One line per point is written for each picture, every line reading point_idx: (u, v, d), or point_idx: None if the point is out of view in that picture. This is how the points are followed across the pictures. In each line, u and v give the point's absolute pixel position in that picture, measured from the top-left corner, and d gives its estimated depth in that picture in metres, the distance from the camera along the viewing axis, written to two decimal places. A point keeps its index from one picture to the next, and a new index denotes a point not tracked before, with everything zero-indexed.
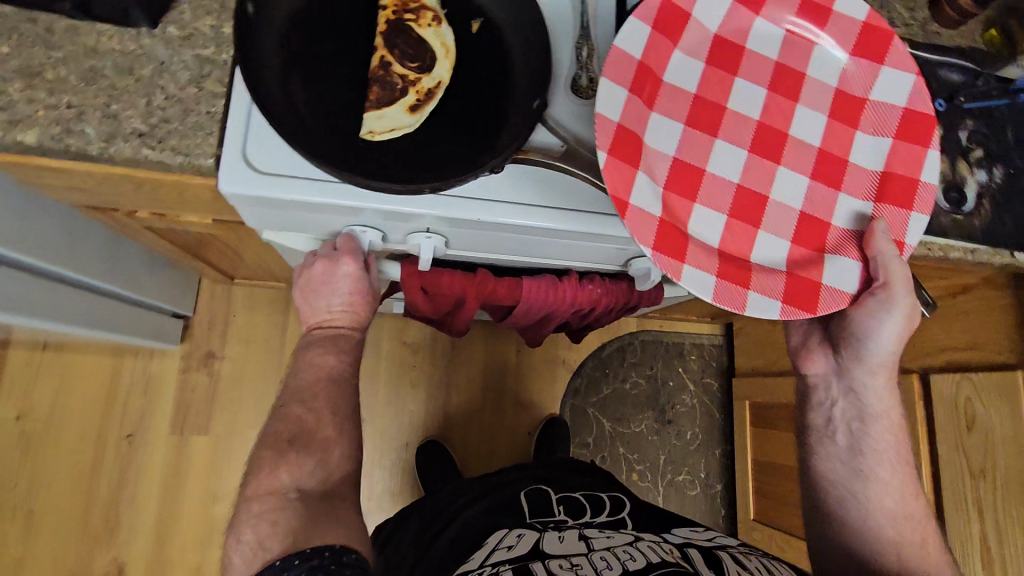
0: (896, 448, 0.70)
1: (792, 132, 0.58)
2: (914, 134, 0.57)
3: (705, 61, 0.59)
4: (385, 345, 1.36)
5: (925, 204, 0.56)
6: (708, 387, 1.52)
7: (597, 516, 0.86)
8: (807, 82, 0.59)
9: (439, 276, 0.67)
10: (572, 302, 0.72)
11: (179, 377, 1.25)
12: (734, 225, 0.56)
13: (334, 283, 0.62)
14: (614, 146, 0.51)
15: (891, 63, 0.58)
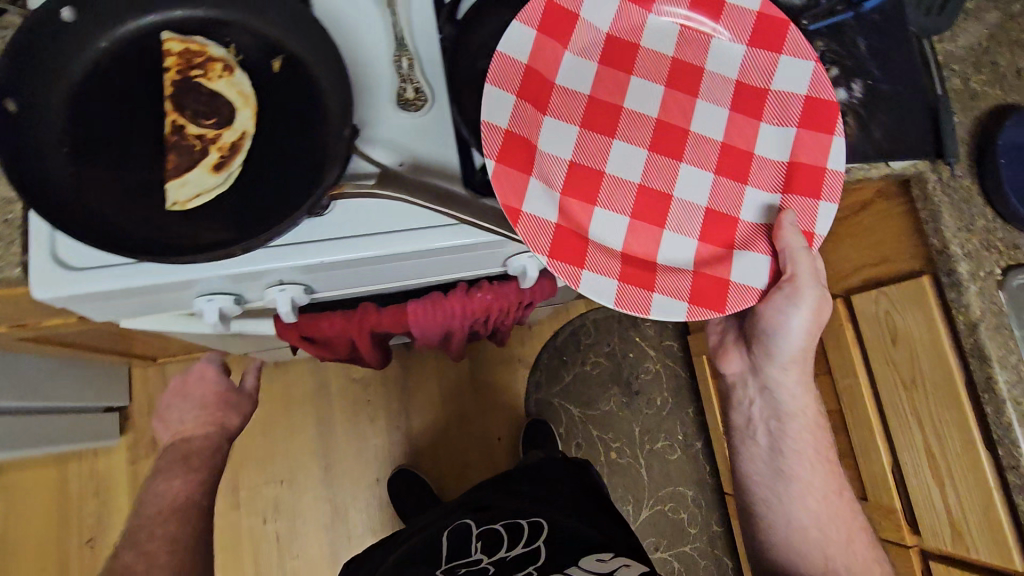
0: (816, 447, 0.76)
1: (694, 127, 0.62)
2: (817, 121, 0.61)
3: (601, 62, 0.62)
4: (334, 386, 1.33)
5: (833, 192, 0.60)
6: (670, 349, 1.50)
7: (511, 551, 0.94)
8: (704, 76, 0.63)
9: (316, 321, 0.66)
10: (462, 313, 0.70)
11: (129, 470, 1.21)
12: (639, 224, 0.60)
13: (187, 392, 0.75)
14: (502, 157, 0.55)
15: (787, 52, 0.62)
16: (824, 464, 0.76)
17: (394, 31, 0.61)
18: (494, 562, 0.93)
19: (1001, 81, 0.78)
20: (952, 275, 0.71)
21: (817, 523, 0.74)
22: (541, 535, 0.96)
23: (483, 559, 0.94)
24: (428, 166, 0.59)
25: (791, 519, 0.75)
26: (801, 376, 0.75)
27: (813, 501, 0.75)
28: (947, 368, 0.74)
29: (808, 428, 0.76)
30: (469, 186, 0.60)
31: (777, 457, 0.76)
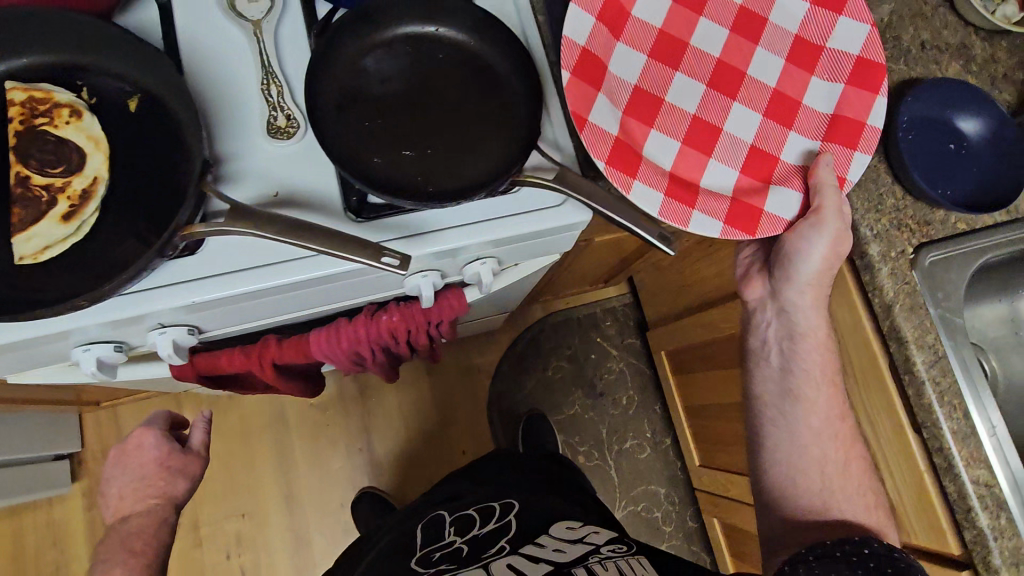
0: (821, 375, 0.73)
1: (749, 72, 0.66)
2: (864, 81, 0.64)
3: (677, 2, 0.66)
4: (290, 414, 1.32)
5: (868, 144, 0.63)
6: (632, 347, 1.49)
7: (483, 528, 0.91)
8: (767, 26, 0.66)
9: (212, 361, 0.65)
10: (368, 337, 0.69)
11: (86, 515, 1.21)
12: (688, 148, 0.64)
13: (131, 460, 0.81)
14: (575, 70, 0.61)
15: (848, 14, 0.65)
16: (828, 395, 0.72)
17: (261, 58, 0.60)
18: (467, 541, 0.88)
19: (904, 56, 0.77)
20: (864, 257, 0.69)
21: (807, 447, 0.73)
22: (511, 512, 0.94)
23: (456, 539, 0.89)
24: (302, 194, 0.58)
25: (790, 439, 0.74)
26: (817, 300, 0.71)
27: (812, 428, 0.73)
28: (870, 353, 0.72)
29: (821, 351, 0.72)
30: (348, 210, 0.58)
31: (789, 379, 0.74)
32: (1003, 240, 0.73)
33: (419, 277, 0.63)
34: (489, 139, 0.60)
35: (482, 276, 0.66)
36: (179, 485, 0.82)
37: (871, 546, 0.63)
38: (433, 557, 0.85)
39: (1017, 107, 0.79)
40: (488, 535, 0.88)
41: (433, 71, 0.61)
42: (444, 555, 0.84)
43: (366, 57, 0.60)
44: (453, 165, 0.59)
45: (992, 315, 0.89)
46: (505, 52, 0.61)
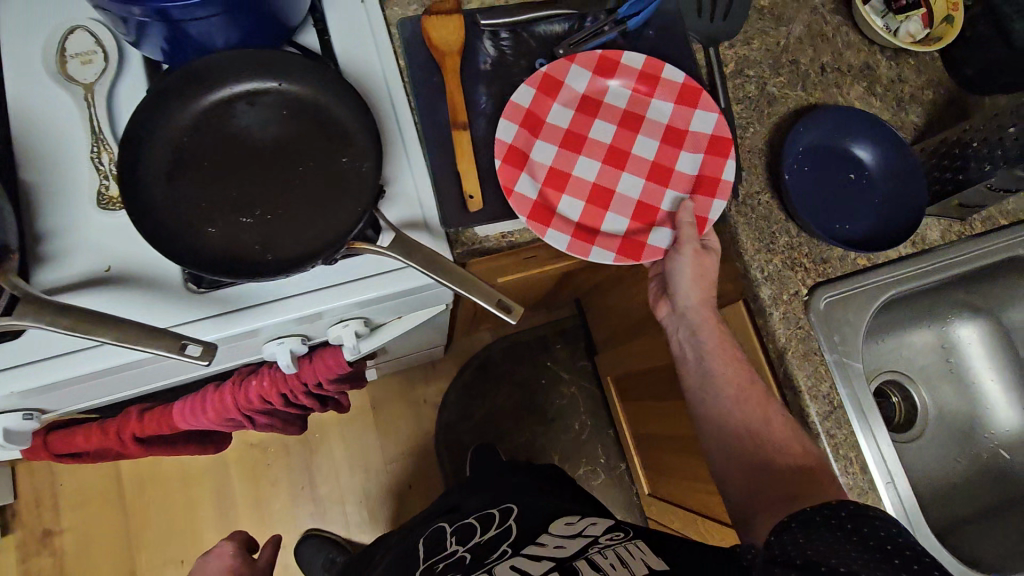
0: (734, 359, 0.64)
1: (636, 152, 0.64)
2: (716, 151, 0.63)
3: (576, 105, 0.64)
4: (230, 455, 1.29)
5: (724, 192, 0.62)
6: (584, 369, 1.45)
7: (485, 535, 0.85)
8: (649, 121, 0.65)
9: (69, 439, 0.63)
10: (237, 406, 0.66)
11: (21, 565, 1.20)
12: (592, 209, 0.61)
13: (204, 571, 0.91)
14: (507, 157, 0.60)
15: (702, 106, 0.64)
16: (744, 380, 0.63)
17: (91, 123, 0.57)
18: (469, 549, 0.82)
19: (802, 80, 0.73)
20: (756, 300, 0.66)
21: (736, 432, 0.61)
22: (512, 516, 0.88)
23: (459, 549, 0.83)
24: (136, 268, 0.55)
25: (722, 437, 0.63)
26: (705, 298, 0.64)
27: (741, 417, 0.62)
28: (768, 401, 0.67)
29: (727, 338, 0.65)
30: (187, 281, 0.55)
31: (708, 375, 0.63)
32: (904, 274, 0.70)
33: (274, 344, 0.61)
34: (333, 197, 0.56)
35: (346, 339, 0.64)
36: None
37: (849, 508, 0.52)
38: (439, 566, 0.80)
39: (924, 129, 0.75)
40: (491, 541, 0.82)
41: (276, 129, 0.58)
42: (446, 565, 0.79)
43: (206, 117, 0.57)
44: (293, 228, 0.56)
45: (920, 342, 0.85)
46: (350, 107, 0.58)
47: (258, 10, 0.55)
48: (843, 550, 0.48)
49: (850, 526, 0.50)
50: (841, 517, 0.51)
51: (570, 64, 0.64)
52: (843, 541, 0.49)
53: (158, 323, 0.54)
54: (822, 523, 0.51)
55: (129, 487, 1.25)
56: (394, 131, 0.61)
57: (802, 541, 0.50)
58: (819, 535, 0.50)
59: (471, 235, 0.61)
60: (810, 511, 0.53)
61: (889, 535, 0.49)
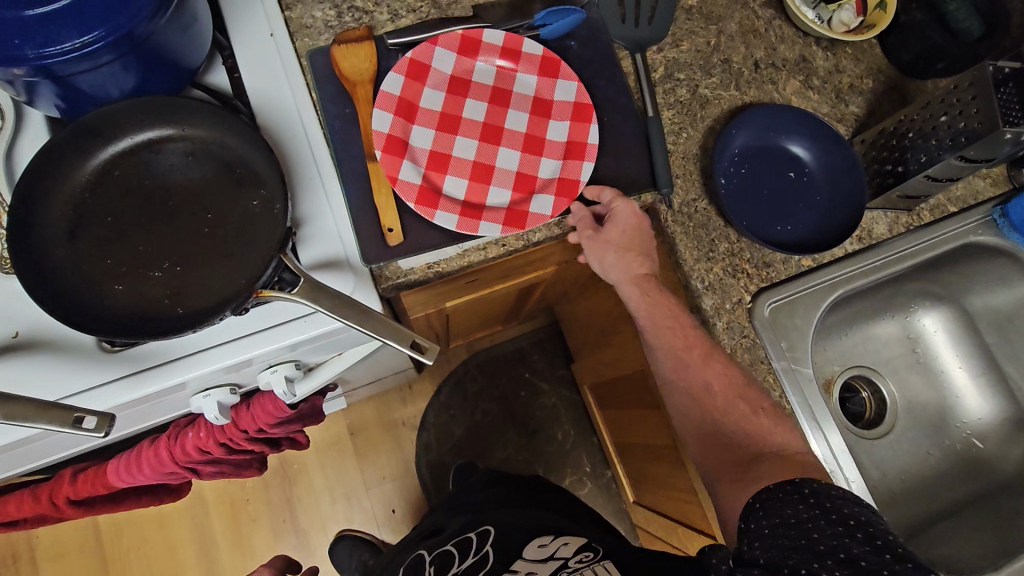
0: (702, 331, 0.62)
1: (508, 126, 0.64)
2: (580, 118, 0.64)
3: (446, 85, 0.65)
4: (208, 494, 1.27)
5: (591, 152, 0.63)
6: (564, 378, 1.43)
7: (461, 565, 0.70)
8: (515, 95, 0.65)
9: (4, 505, 0.63)
10: (174, 459, 0.64)
11: None
12: (476, 186, 0.61)
13: None
14: (387, 146, 0.60)
15: (563, 75, 0.66)
16: (709, 362, 0.60)
17: None
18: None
19: (735, 79, 0.71)
20: (700, 311, 0.65)
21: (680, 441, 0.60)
22: (489, 539, 0.74)
23: None
24: (44, 333, 0.53)
25: None
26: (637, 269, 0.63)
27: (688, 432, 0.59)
28: None
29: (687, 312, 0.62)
30: (102, 343, 0.53)
31: None
32: (852, 273, 0.69)
33: (201, 397, 0.59)
34: (246, 244, 0.55)
35: (275, 385, 0.62)
36: None
37: (811, 485, 0.49)
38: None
39: (864, 119, 0.73)
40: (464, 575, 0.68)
41: (182, 177, 0.56)
42: None
43: (114, 166, 0.56)
44: (205, 279, 0.54)
45: (884, 335, 0.83)
46: (254, 148, 0.55)
47: (151, 57, 0.53)
48: (810, 535, 0.45)
49: (814, 503, 0.47)
50: (803, 493, 0.49)
51: (433, 46, 0.65)
52: (807, 519, 0.46)
53: (43, 397, 0.51)
54: (785, 503, 0.49)
55: (107, 534, 1.24)
56: (306, 155, 0.59)
57: (769, 528, 0.47)
58: (783, 513, 0.48)
59: (393, 269, 0.60)
60: (772, 488, 0.50)
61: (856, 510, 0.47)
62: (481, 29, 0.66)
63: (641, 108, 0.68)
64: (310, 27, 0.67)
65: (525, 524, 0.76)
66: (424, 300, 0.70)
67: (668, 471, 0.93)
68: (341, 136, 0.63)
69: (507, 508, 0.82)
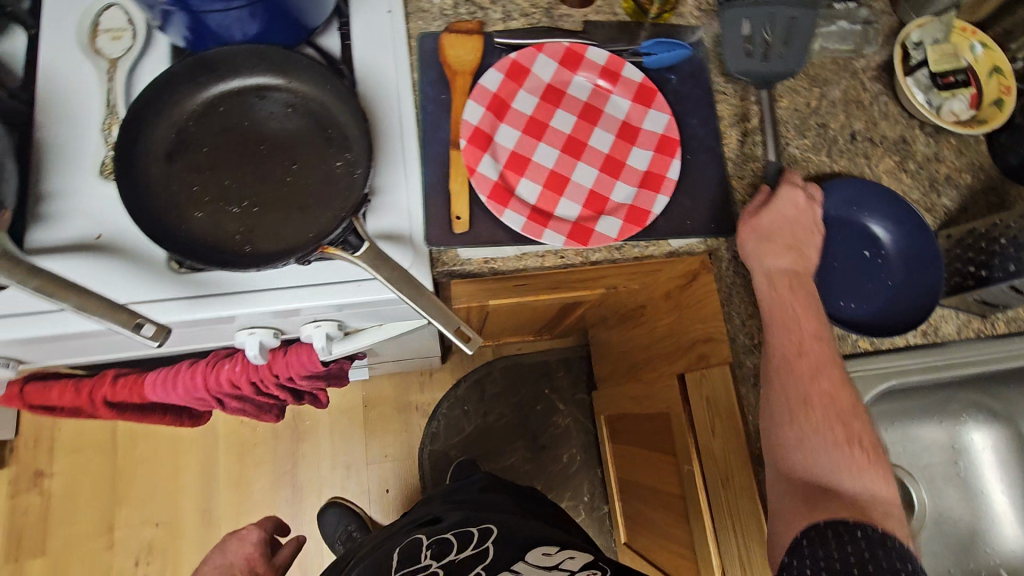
0: (782, 355, 0.59)
1: (591, 143, 0.65)
2: (664, 150, 0.64)
3: (541, 92, 0.66)
4: (221, 428, 1.32)
5: (669, 187, 0.63)
6: (582, 403, 1.43)
7: (461, 554, 0.71)
8: (605, 115, 0.66)
9: (46, 390, 0.65)
10: (206, 386, 0.66)
11: (10, 502, 1.25)
12: (548, 194, 0.62)
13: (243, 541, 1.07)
14: (472, 138, 0.62)
15: (655, 106, 0.66)
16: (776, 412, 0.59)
17: (108, 96, 0.60)
18: (444, 566, 0.69)
19: (829, 145, 0.70)
20: None
21: None
22: (490, 537, 0.74)
23: (433, 565, 0.70)
24: (124, 240, 0.57)
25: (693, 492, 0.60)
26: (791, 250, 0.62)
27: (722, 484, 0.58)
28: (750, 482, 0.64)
29: (784, 365, 0.59)
30: (171, 262, 0.56)
31: None
32: (909, 369, 0.67)
33: (245, 334, 0.61)
34: (322, 202, 0.57)
35: (316, 339, 0.63)
36: None
37: (866, 529, 0.52)
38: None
39: (955, 214, 0.70)
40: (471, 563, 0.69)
41: (279, 127, 0.60)
42: None
43: (219, 104, 0.59)
44: (277, 226, 0.56)
45: (929, 438, 0.77)
46: (354, 113, 0.58)
47: (278, 9, 0.56)
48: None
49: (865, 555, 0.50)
50: (855, 535, 0.51)
51: (537, 52, 0.66)
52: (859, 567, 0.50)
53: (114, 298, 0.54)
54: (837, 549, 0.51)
55: (123, 443, 1.29)
56: (396, 131, 0.62)
57: None
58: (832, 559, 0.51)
59: (451, 256, 0.61)
60: (824, 526, 0.52)
61: (900, 564, 0.50)
62: (587, 45, 0.67)
63: (727, 154, 0.68)
64: (426, 11, 0.69)
65: (529, 534, 0.76)
66: (471, 292, 0.71)
67: (670, 522, 0.91)
68: (431, 119, 0.65)
69: (505, 513, 0.82)
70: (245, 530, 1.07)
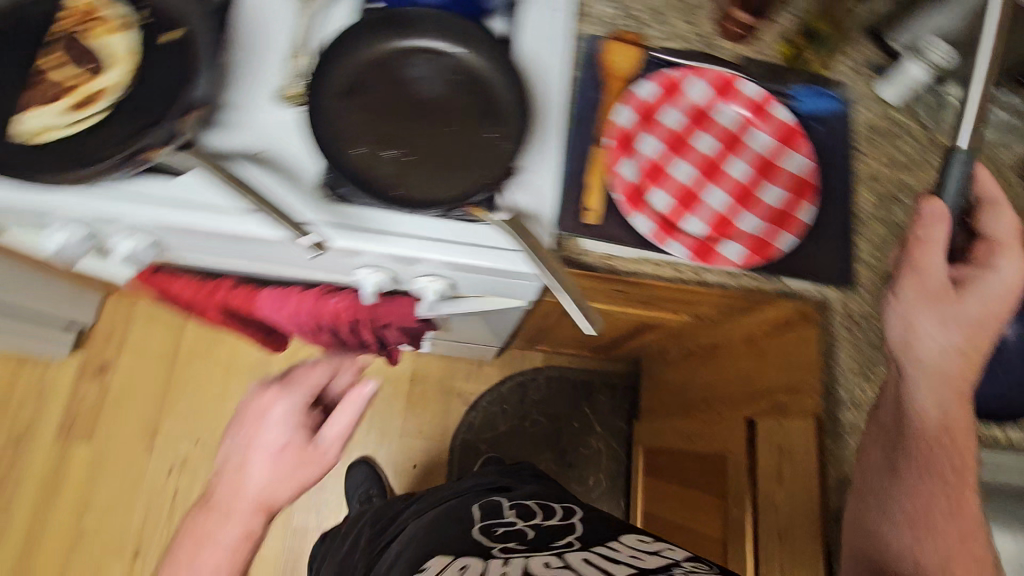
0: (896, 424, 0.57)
1: (729, 170, 0.66)
2: (801, 193, 0.65)
3: (690, 112, 0.68)
4: (274, 367, 1.37)
5: (798, 228, 0.64)
6: (617, 431, 1.42)
7: (546, 523, 0.72)
8: (746, 146, 0.67)
9: (172, 280, 0.71)
10: (311, 311, 0.71)
11: (72, 385, 1.32)
12: (679, 208, 0.64)
13: (270, 426, 0.72)
14: (618, 140, 0.65)
15: (799, 149, 0.67)
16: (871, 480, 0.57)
17: (302, 31, 0.64)
18: (531, 528, 0.71)
19: None
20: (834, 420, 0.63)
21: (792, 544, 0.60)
22: (575, 517, 0.74)
23: (518, 524, 0.72)
24: (286, 160, 0.61)
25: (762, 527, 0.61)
26: (966, 322, 0.53)
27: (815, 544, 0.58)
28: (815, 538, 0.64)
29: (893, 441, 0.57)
30: (321, 186, 0.60)
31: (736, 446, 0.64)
32: (1002, 462, 0.66)
33: (366, 271, 0.64)
34: (471, 165, 0.60)
35: (427, 293, 0.67)
36: (280, 493, 0.69)
37: None
38: (494, 534, 0.69)
39: None
40: (552, 531, 0.69)
41: (445, 89, 0.63)
42: (507, 535, 0.69)
43: (397, 58, 0.64)
44: (427, 178, 0.60)
45: None
46: (518, 95, 0.62)
47: None
48: None
49: None
50: None
51: (695, 75, 0.69)
52: None
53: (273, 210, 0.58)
54: None
55: (184, 357, 1.36)
56: (550, 120, 0.65)
57: None
58: None
59: (574, 244, 0.63)
60: None
61: None
62: (743, 79, 0.69)
63: (856, 212, 0.68)
64: (594, 16, 0.73)
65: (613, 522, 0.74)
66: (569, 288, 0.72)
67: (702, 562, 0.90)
68: (580, 114, 0.68)
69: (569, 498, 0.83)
70: (266, 402, 0.73)
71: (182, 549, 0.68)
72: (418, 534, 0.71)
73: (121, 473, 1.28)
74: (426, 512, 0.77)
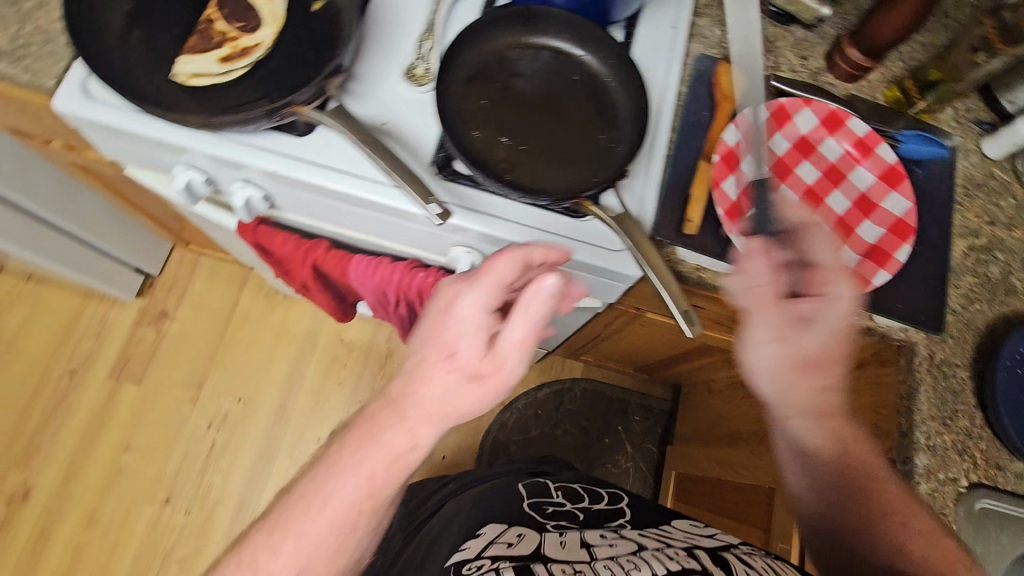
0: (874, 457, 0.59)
1: (828, 201, 0.67)
2: (898, 233, 0.65)
3: (795, 140, 0.69)
4: (322, 338, 1.40)
5: (893, 266, 0.64)
6: (647, 452, 1.41)
7: (595, 507, 0.76)
8: (848, 181, 0.68)
9: (272, 236, 0.74)
10: (398, 286, 0.72)
11: (130, 328, 1.37)
12: None
13: (460, 325, 0.50)
14: (725, 157, 0.64)
15: (901, 190, 0.67)
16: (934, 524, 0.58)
17: (432, 15, 0.68)
18: (580, 510, 0.75)
19: None
20: (907, 463, 0.63)
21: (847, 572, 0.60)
22: (622, 503, 0.79)
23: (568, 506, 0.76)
24: (406, 134, 0.64)
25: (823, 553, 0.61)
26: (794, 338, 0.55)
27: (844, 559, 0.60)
28: None
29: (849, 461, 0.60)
30: (434, 164, 0.63)
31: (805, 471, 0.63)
32: None
33: (463, 250, 0.67)
34: (582, 162, 0.62)
35: None
36: (470, 403, 0.50)
37: None
38: (546, 511, 0.73)
39: None
40: (601, 513, 0.73)
41: (563, 88, 0.66)
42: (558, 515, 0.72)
43: (521, 52, 0.66)
44: (538, 169, 0.62)
45: None
46: (634, 101, 0.64)
47: None
48: None
49: None
50: None
51: (805, 104, 0.69)
52: None
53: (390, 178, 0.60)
54: None
55: (238, 317, 1.40)
56: (656, 131, 0.67)
57: None
58: None
59: (672, 254, 0.65)
60: None
61: None
62: (851, 115, 0.70)
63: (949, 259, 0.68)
64: (709, 37, 0.74)
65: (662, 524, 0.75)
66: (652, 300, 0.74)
67: None
68: (686, 129, 0.69)
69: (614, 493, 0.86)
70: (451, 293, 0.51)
71: (350, 437, 0.52)
72: (468, 507, 0.73)
73: (164, 419, 1.32)
74: (473, 492, 0.79)
